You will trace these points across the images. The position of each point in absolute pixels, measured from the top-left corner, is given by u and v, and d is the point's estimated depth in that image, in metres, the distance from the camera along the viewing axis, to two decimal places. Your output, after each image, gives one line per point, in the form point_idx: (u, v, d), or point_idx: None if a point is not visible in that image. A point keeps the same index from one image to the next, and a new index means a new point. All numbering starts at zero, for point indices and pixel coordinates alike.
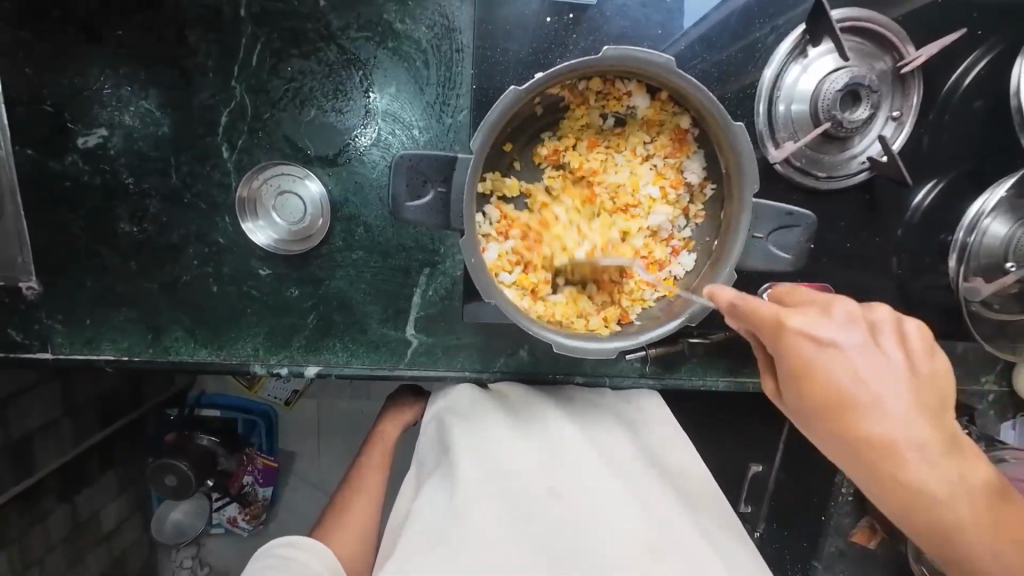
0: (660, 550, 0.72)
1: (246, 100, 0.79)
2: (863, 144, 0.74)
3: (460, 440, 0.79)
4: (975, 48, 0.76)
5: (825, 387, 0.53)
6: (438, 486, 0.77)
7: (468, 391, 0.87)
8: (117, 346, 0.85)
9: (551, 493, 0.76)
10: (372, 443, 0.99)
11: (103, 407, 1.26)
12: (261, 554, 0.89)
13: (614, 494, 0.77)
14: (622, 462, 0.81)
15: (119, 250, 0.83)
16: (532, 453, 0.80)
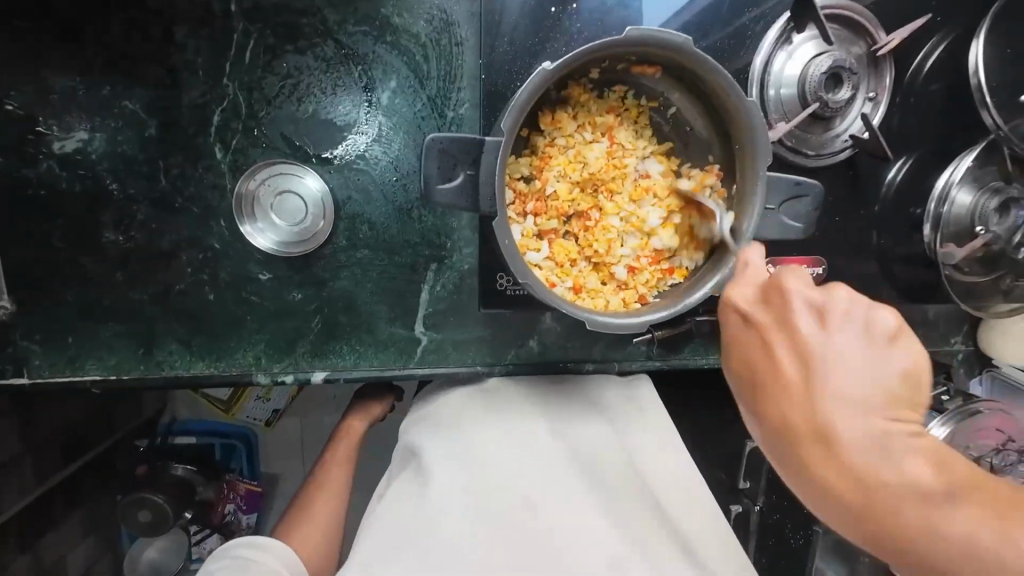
0: (621, 564, 0.81)
1: (240, 98, 0.76)
2: (844, 124, 0.80)
3: (438, 448, 0.85)
4: (934, 33, 0.83)
5: (790, 381, 0.55)
6: (411, 484, 0.84)
7: (459, 397, 0.89)
8: (103, 365, 0.80)
9: (524, 501, 0.83)
10: (336, 439, 1.00)
11: (67, 442, 1.17)
12: (222, 553, 0.89)
13: (585, 503, 0.84)
14: (596, 465, 0.87)
15: (104, 260, 0.78)
16: (507, 459, 0.85)
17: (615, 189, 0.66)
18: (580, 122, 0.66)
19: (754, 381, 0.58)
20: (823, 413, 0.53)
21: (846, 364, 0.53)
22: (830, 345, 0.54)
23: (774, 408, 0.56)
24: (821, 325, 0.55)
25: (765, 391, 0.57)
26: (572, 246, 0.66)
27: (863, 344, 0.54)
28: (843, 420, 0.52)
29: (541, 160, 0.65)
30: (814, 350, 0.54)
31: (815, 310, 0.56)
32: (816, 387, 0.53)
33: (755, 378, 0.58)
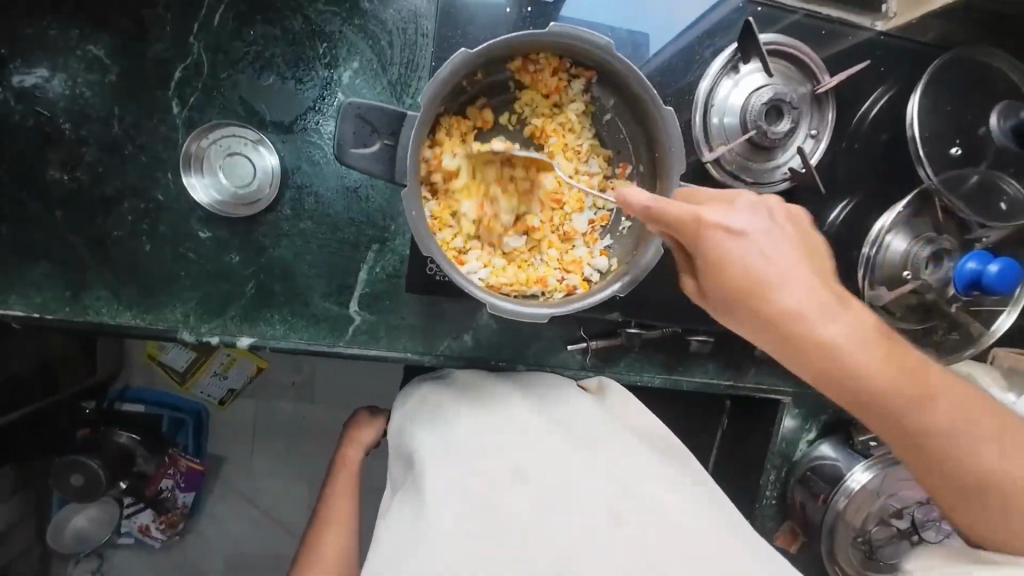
0: (625, 518, 0.64)
1: (203, 58, 0.79)
2: (785, 157, 0.82)
3: (421, 441, 0.73)
4: (879, 83, 0.88)
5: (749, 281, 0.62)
6: (404, 497, 0.68)
7: (425, 391, 0.83)
8: (29, 302, 0.79)
9: (512, 470, 0.67)
10: (336, 472, 1.02)
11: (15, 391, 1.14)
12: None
13: (581, 466, 0.68)
14: (587, 431, 0.73)
15: (45, 199, 0.79)
16: (491, 434, 0.71)
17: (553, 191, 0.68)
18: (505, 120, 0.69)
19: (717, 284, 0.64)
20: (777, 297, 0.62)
21: (766, 254, 0.62)
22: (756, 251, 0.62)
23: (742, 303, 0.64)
24: (731, 231, 0.62)
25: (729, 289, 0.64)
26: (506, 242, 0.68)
27: (785, 247, 0.64)
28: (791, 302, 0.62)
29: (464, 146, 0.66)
30: (737, 256, 0.62)
31: (726, 224, 0.63)
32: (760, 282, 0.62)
33: (736, 287, 0.63)
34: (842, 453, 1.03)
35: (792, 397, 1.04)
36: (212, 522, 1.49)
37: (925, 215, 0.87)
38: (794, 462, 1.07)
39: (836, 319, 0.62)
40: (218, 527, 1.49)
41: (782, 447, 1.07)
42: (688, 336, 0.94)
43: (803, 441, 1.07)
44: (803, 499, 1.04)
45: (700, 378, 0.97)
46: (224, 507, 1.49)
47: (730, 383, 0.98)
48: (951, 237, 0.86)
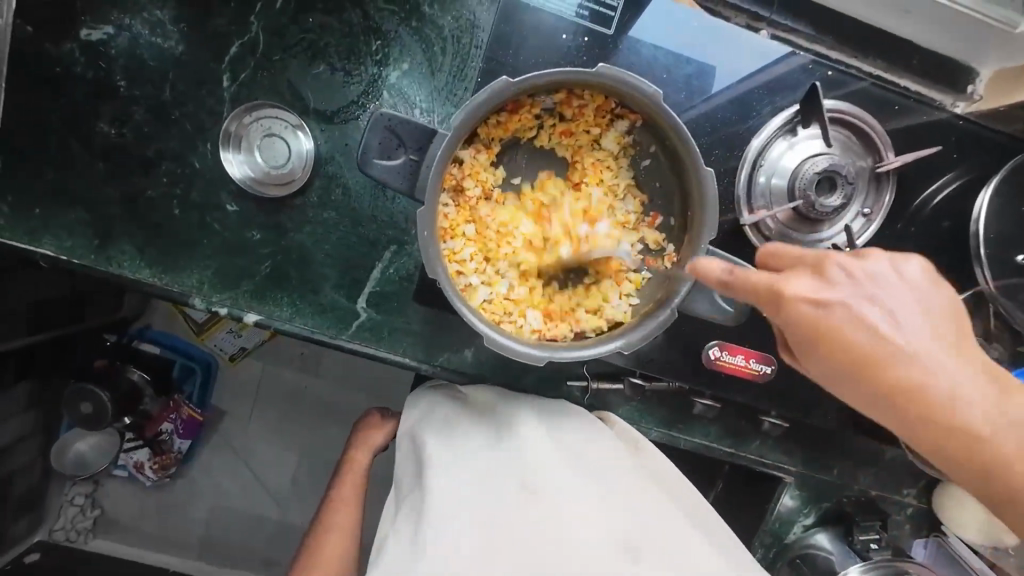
0: (635, 550, 0.68)
1: (260, 38, 0.80)
2: (832, 231, 0.77)
3: (434, 452, 0.76)
4: (948, 169, 0.82)
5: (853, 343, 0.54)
6: (413, 508, 0.73)
7: (437, 397, 0.87)
8: (59, 244, 0.82)
9: (523, 487, 0.71)
10: (343, 474, 1.02)
11: (48, 313, 1.19)
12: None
13: (592, 496, 0.72)
14: (596, 462, 0.76)
15: (91, 149, 0.82)
16: (504, 453, 0.75)
17: (578, 224, 0.66)
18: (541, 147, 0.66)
19: (800, 342, 0.57)
20: (863, 351, 0.54)
21: (870, 313, 0.54)
22: (845, 312, 0.55)
23: (827, 362, 0.57)
24: (821, 304, 0.55)
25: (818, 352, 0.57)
26: (525, 264, 0.65)
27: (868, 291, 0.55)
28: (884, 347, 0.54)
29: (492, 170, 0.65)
30: (822, 322, 0.55)
31: (776, 280, 0.56)
32: (846, 347, 0.55)
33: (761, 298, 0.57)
34: (838, 548, 0.99)
35: (795, 477, 0.97)
36: (204, 474, 1.52)
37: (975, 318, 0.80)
38: (785, 544, 1.01)
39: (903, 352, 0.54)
40: (204, 482, 1.53)
41: (774, 527, 1.01)
42: (693, 398, 0.90)
43: (798, 525, 1.01)
44: None
45: (700, 440, 0.93)
46: (213, 464, 1.53)
47: (731, 450, 0.94)
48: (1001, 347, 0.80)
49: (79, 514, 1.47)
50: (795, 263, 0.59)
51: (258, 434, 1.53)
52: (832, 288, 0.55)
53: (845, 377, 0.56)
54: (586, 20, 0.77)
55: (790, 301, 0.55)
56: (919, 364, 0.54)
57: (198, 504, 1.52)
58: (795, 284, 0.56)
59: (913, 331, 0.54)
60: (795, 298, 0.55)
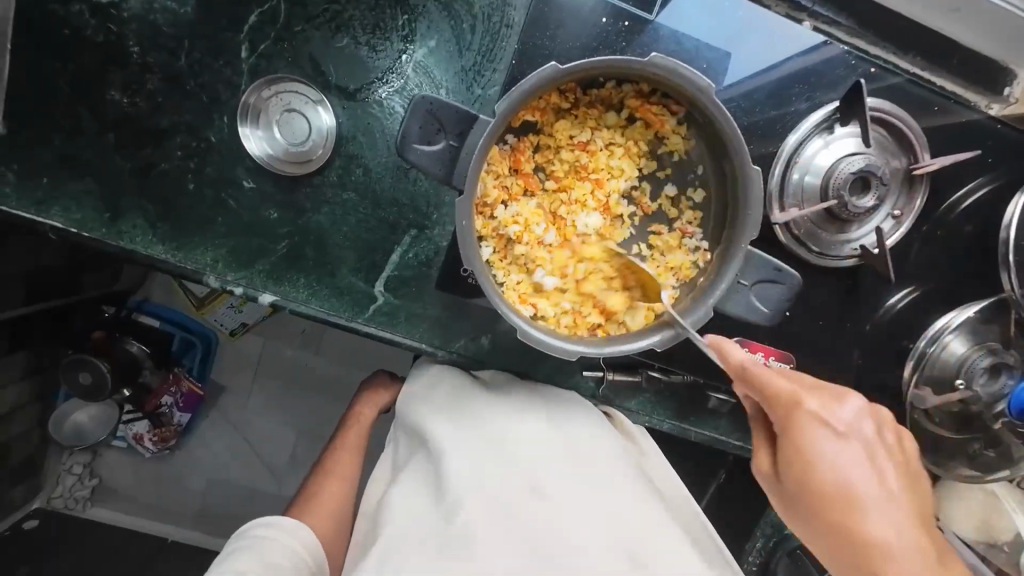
0: (638, 557, 0.67)
1: (281, 7, 0.77)
2: (859, 233, 0.79)
3: (444, 432, 0.74)
4: (981, 174, 0.82)
5: (817, 466, 0.66)
6: (419, 479, 0.72)
7: (445, 372, 0.83)
8: (67, 216, 0.78)
9: (532, 485, 0.70)
10: (347, 424, 1.01)
11: (31, 285, 1.16)
12: (235, 536, 0.87)
13: (598, 501, 0.70)
14: (602, 464, 0.75)
15: (101, 117, 0.78)
16: (515, 444, 0.73)
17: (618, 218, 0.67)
18: (580, 132, 0.65)
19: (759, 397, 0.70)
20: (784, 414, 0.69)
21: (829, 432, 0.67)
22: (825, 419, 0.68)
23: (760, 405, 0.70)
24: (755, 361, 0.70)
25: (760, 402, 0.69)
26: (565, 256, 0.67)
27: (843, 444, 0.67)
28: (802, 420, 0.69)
29: (527, 152, 0.64)
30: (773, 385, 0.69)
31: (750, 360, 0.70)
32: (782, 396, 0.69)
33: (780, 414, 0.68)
34: None
35: None
36: (205, 447, 1.52)
37: (994, 323, 0.81)
38: (785, 535, 1.04)
39: (880, 510, 0.66)
40: (207, 454, 1.53)
41: (774, 518, 1.06)
42: (707, 392, 0.92)
43: None
44: None
45: (710, 433, 0.93)
46: (215, 437, 1.52)
47: (741, 443, 0.95)
48: (1019, 353, 0.80)
49: (78, 483, 1.46)
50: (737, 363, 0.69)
51: (261, 409, 1.53)
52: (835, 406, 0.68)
53: (802, 505, 0.68)
54: (627, 3, 0.75)
55: (751, 381, 0.69)
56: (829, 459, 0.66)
57: (199, 475, 1.53)
58: (765, 382, 0.68)
59: (814, 398, 0.68)
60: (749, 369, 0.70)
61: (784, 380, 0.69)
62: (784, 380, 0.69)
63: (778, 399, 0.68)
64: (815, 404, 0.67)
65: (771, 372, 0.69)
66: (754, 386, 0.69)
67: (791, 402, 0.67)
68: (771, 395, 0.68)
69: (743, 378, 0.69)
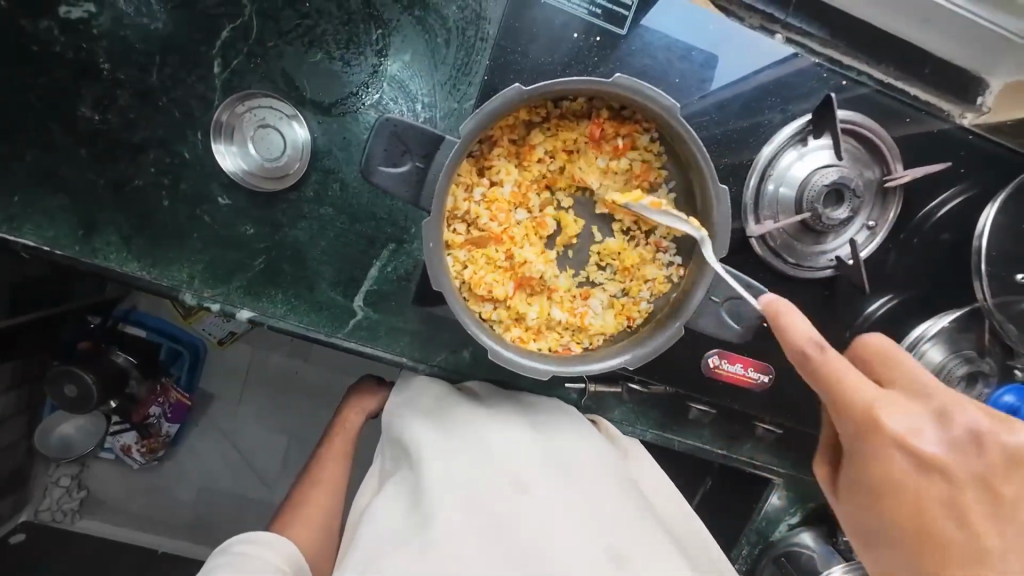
0: (623, 556, 0.65)
1: (253, 23, 0.76)
2: (835, 244, 0.79)
3: (423, 437, 0.72)
4: (955, 183, 0.83)
5: (896, 462, 0.57)
6: (400, 484, 0.70)
7: (427, 385, 0.83)
8: (40, 233, 0.77)
9: (515, 485, 0.68)
10: (334, 431, 1.00)
11: (17, 295, 1.15)
12: (216, 552, 0.81)
13: (580, 497, 0.69)
14: (583, 465, 0.73)
15: (73, 133, 0.77)
16: (496, 450, 0.72)
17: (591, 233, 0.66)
18: (550, 147, 0.64)
19: (864, 484, 0.60)
20: (926, 518, 0.56)
21: (950, 469, 0.56)
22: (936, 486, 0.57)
23: (866, 494, 0.60)
24: (841, 369, 0.58)
25: (868, 487, 0.59)
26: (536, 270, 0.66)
27: (982, 504, 0.55)
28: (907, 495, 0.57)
29: (496, 166, 0.63)
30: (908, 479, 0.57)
31: (905, 430, 0.57)
32: (903, 487, 0.57)
33: (874, 497, 0.59)
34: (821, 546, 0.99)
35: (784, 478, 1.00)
36: (191, 459, 1.51)
37: (970, 332, 0.81)
38: (770, 542, 1.04)
39: None
40: (193, 466, 1.51)
41: (760, 525, 1.04)
42: (688, 402, 0.92)
43: (784, 523, 1.04)
44: None
45: (693, 442, 0.93)
46: (201, 448, 1.51)
47: (723, 451, 0.95)
48: (994, 361, 0.82)
49: (65, 495, 1.45)
50: (907, 377, 0.61)
51: (248, 421, 1.52)
52: (928, 433, 0.58)
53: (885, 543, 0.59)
54: (598, 18, 0.75)
55: (883, 432, 0.57)
56: (977, 556, 0.54)
57: (185, 487, 1.51)
58: (900, 421, 0.58)
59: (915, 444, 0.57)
60: (889, 436, 0.57)
61: (932, 430, 0.58)
62: (929, 425, 0.58)
63: (907, 496, 0.57)
64: (894, 415, 0.58)
65: (860, 380, 0.59)
66: (855, 417, 0.58)
67: (927, 461, 0.57)
68: (873, 464, 0.58)
69: (840, 416, 0.59)
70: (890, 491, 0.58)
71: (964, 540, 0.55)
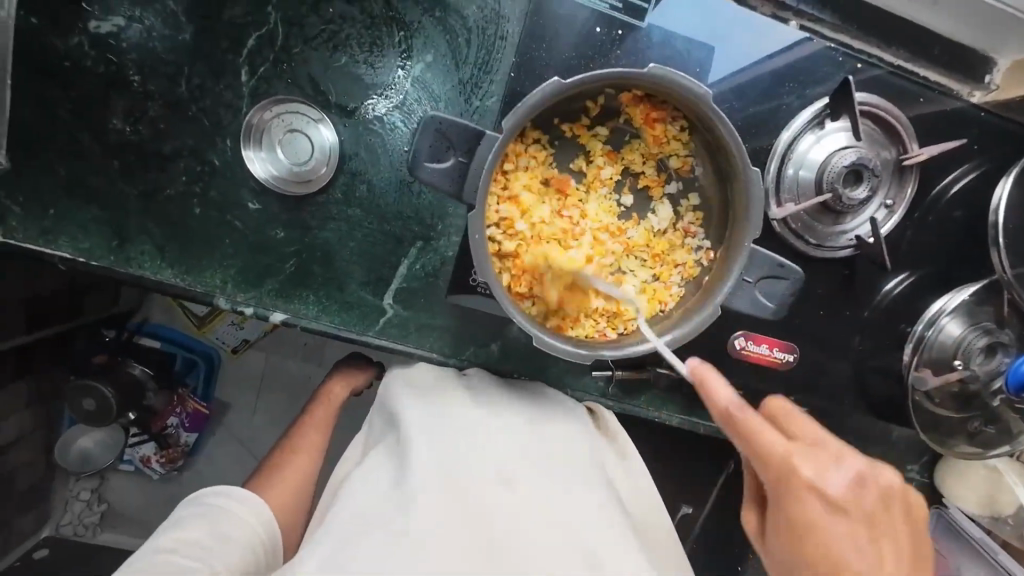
0: (596, 559, 0.67)
1: (279, 30, 0.78)
2: (853, 223, 0.81)
3: (413, 414, 0.74)
4: (967, 161, 0.85)
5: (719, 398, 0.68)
6: (384, 459, 0.73)
7: (426, 369, 0.83)
8: (75, 245, 0.79)
9: (499, 476, 0.70)
10: (316, 402, 1.00)
11: (34, 312, 1.18)
12: (187, 502, 0.85)
13: (558, 489, 0.71)
14: (569, 458, 0.76)
15: (104, 146, 0.79)
16: (488, 438, 0.74)
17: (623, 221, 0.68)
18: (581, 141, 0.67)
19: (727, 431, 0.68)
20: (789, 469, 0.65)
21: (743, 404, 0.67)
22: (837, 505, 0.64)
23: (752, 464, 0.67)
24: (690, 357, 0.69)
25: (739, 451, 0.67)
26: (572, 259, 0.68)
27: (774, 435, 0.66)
28: (793, 472, 0.64)
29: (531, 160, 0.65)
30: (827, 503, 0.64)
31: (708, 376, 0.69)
32: (760, 447, 0.65)
33: (770, 479, 0.66)
34: None
35: None
36: (214, 466, 1.52)
37: (988, 305, 0.83)
38: None
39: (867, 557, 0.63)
40: (216, 472, 1.52)
41: None
42: None
43: None
44: None
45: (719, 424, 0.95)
46: (224, 455, 1.52)
47: None
48: (1013, 331, 0.83)
49: (86, 509, 1.45)
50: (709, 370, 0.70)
51: (270, 426, 1.53)
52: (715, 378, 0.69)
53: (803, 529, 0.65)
54: (619, 12, 0.76)
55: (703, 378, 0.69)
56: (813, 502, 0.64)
57: None
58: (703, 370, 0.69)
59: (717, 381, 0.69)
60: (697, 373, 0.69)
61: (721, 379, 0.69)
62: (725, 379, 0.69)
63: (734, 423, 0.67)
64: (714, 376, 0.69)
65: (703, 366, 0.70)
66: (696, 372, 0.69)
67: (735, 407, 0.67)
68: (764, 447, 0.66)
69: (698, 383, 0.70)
70: (743, 440, 0.66)
71: (831, 496, 0.64)
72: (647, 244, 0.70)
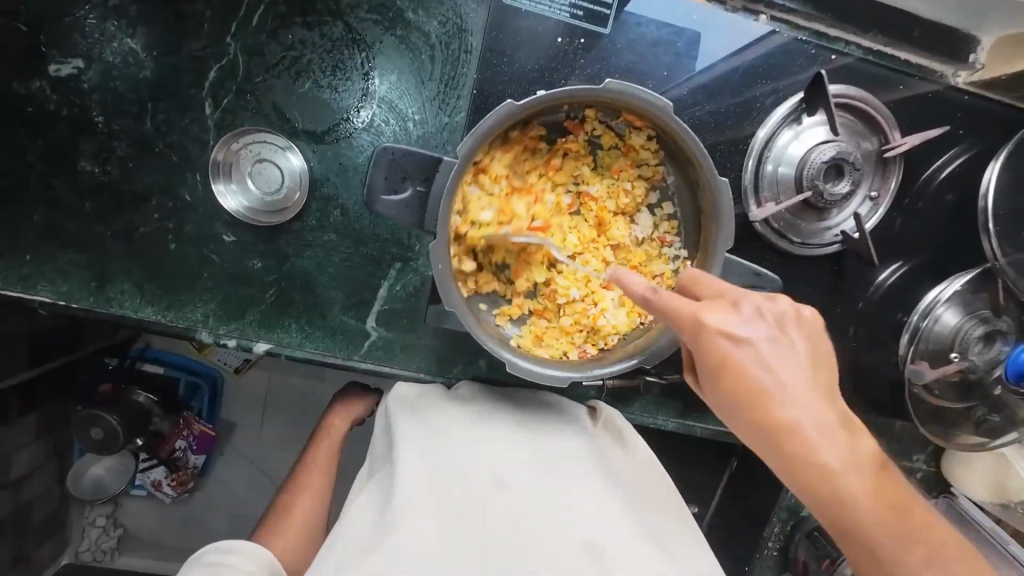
0: (600, 550, 0.62)
1: (239, 60, 0.77)
2: (840, 218, 0.79)
3: (404, 432, 0.71)
4: (952, 145, 0.83)
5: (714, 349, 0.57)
6: (378, 487, 0.67)
7: (409, 390, 0.82)
8: (55, 289, 0.79)
9: (493, 479, 0.67)
10: (318, 439, 0.99)
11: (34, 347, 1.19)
12: (193, 561, 0.81)
13: (554, 486, 0.68)
14: (566, 459, 0.73)
15: (76, 188, 0.79)
16: (482, 446, 0.71)
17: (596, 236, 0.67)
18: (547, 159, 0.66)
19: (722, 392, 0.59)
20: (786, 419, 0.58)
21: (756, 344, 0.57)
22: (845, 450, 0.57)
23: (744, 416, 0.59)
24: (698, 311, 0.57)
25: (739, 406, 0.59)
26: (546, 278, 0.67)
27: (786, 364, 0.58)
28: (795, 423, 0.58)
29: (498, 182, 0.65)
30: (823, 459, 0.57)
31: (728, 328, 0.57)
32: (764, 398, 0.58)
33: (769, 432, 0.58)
34: None
35: None
36: (221, 489, 1.53)
37: (983, 292, 0.81)
38: (801, 517, 1.08)
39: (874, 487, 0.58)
40: (224, 496, 1.53)
41: (790, 502, 1.07)
42: None
43: None
44: (806, 557, 1.03)
45: (715, 427, 0.93)
46: (231, 477, 1.53)
47: None
48: (1011, 319, 0.80)
49: (103, 534, 1.47)
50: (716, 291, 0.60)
51: (274, 447, 1.53)
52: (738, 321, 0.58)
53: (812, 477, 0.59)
54: (581, 20, 0.75)
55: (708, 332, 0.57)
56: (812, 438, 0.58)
57: (218, 518, 1.53)
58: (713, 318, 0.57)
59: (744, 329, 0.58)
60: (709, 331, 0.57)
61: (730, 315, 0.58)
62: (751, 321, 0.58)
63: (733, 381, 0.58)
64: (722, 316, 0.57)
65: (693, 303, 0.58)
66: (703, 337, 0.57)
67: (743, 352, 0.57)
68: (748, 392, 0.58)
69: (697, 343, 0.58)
70: (753, 402, 0.58)
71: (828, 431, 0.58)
72: (623, 257, 0.69)
